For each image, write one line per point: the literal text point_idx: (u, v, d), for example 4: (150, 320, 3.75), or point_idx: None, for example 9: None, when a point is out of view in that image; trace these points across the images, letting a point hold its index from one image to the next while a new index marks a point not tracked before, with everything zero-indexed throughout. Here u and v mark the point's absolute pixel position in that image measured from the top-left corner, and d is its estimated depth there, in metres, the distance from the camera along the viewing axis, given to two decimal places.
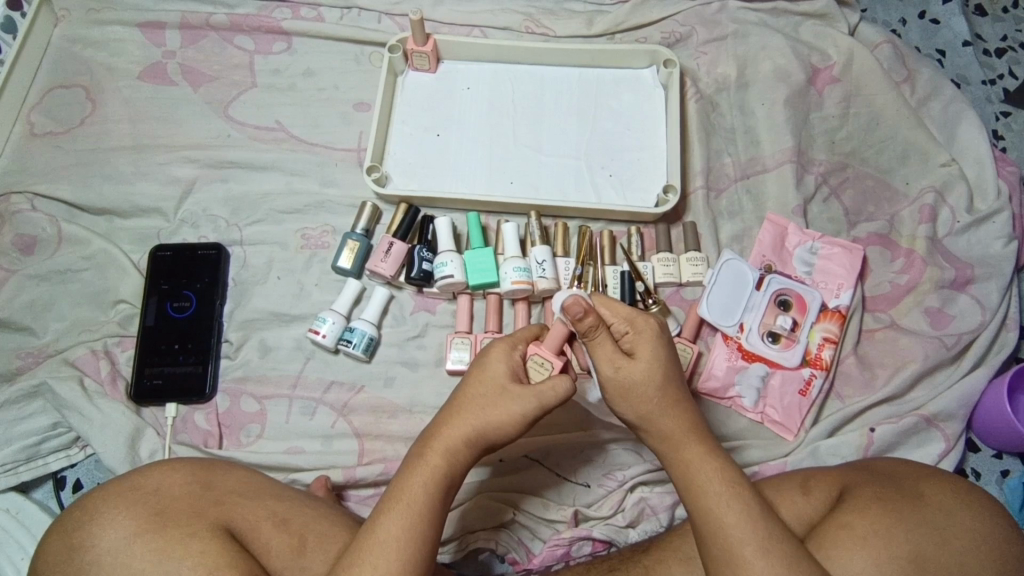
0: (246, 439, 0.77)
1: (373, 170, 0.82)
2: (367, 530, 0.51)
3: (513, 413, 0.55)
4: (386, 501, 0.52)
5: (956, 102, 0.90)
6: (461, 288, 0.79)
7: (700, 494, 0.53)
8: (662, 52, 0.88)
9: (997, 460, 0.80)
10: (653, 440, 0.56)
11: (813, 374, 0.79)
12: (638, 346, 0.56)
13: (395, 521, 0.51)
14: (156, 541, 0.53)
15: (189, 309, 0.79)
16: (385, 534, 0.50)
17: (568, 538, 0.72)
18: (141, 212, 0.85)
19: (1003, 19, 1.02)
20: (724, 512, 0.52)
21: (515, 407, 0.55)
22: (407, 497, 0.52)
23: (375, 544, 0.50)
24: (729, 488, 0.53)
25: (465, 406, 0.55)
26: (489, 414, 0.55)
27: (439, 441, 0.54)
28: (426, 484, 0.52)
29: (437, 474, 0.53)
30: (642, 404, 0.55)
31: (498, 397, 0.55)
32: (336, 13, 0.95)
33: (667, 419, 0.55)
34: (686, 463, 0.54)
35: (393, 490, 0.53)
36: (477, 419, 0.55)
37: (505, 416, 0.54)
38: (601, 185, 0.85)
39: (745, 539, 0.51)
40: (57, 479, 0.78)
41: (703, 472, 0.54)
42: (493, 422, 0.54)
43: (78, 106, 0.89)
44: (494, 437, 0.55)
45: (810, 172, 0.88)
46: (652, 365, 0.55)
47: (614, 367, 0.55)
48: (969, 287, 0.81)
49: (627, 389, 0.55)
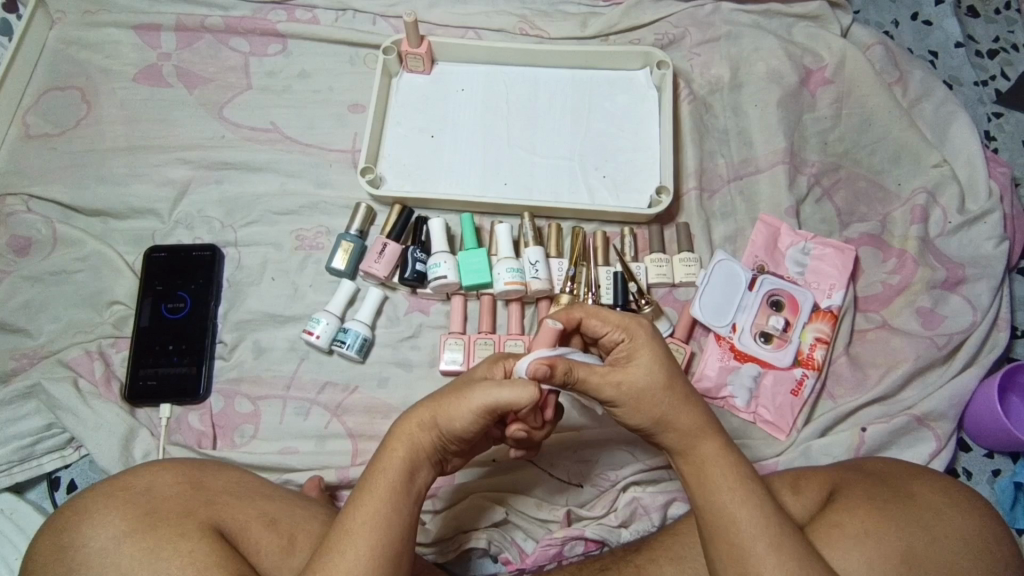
0: (240, 439, 0.77)
1: (367, 172, 0.83)
2: (339, 517, 0.52)
3: (465, 401, 0.53)
4: (356, 490, 0.53)
5: (948, 103, 0.90)
6: (454, 288, 0.79)
7: (712, 492, 0.53)
8: (655, 54, 0.88)
9: (989, 459, 0.80)
10: (668, 440, 0.55)
11: (805, 374, 0.79)
12: (637, 351, 0.55)
13: (361, 508, 0.51)
14: (145, 540, 0.53)
15: (184, 310, 0.80)
16: (351, 521, 0.51)
17: (560, 538, 0.71)
18: (137, 214, 0.85)
19: (995, 21, 1.02)
20: (737, 509, 0.52)
21: (469, 395, 0.53)
22: (373, 483, 0.52)
23: (344, 531, 0.51)
24: (741, 485, 0.53)
25: (428, 397, 0.56)
26: (445, 402, 0.54)
27: (404, 431, 0.54)
28: (387, 472, 0.53)
29: (401, 464, 0.53)
30: (655, 407, 0.54)
31: (457, 389, 0.54)
32: (330, 15, 0.95)
33: (679, 418, 0.54)
34: (699, 460, 0.54)
35: (365, 479, 0.53)
36: (435, 406, 0.54)
37: (454, 405, 0.53)
38: (595, 186, 0.86)
39: (758, 536, 0.51)
40: (52, 480, 0.78)
41: (716, 470, 0.53)
42: (445, 408, 0.54)
43: (73, 108, 0.89)
44: (452, 427, 0.54)
45: (803, 173, 0.88)
46: (654, 369, 0.54)
47: (615, 386, 0.54)
48: (960, 288, 0.81)
49: (635, 397, 0.54)
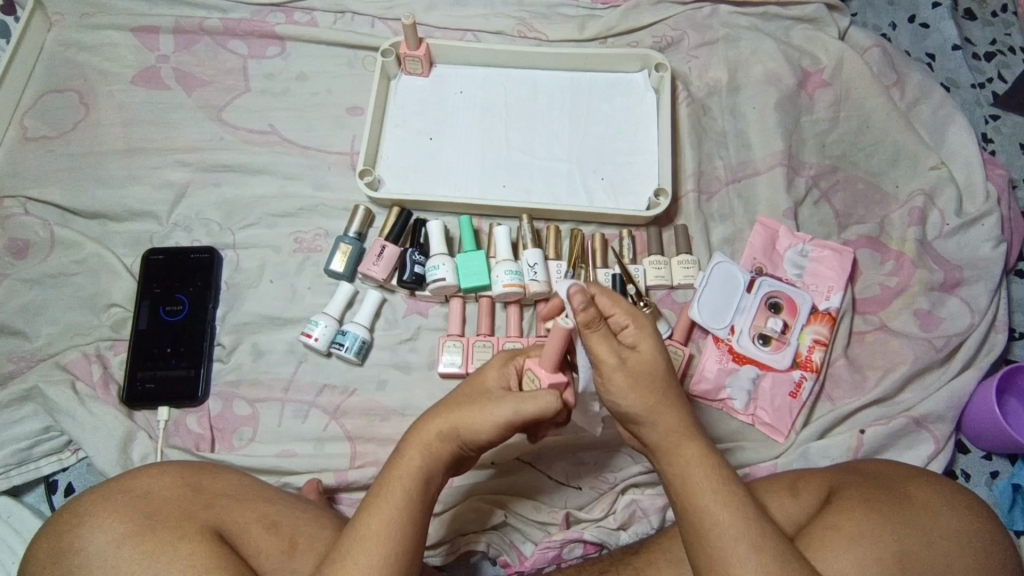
0: (238, 442, 0.77)
1: (366, 174, 0.83)
2: (351, 525, 0.52)
3: (487, 412, 0.53)
4: (368, 497, 0.53)
5: (945, 105, 0.90)
6: (452, 291, 0.79)
7: (695, 493, 0.52)
8: (653, 56, 0.89)
9: (987, 461, 0.80)
10: (653, 437, 0.55)
11: (803, 376, 0.79)
12: (642, 339, 0.55)
13: (376, 517, 0.51)
14: (144, 544, 0.53)
15: (182, 312, 0.80)
16: (364, 530, 0.51)
17: (559, 540, 0.72)
18: (135, 216, 0.85)
19: (992, 23, 1.03)
20: (719, 512, 0.51)
21: (493, 407, 0.53)
22: (387, 491, 0.52)
23: (356, 540, 0.50)
24: (723, 487, 0.53)
25: (443, 405, 0.55)
26: (466, 411, 0.54)
27: (420, 439, 0.54)
28: (400, 481, 0.52)
29: (417, 473, 0.53)
30: (648, 395, 0.54)
31: (476, 397, 0.54)
32: (329, 18, 0.95)
33: (668, 414, 0.54)
34: (682, 461, 0.54)
35: (377, 486, 0.53)
36: (455, 415, 0.54)
37: (475, 415, 0.53)
38: (593, 188, 0.86)
39: (740, 538, 0.51)
40: (49, 483, 0.78)
41: (700, 470, 0.53)
42: (463, 417, 0.54)
43: (71, 110, 0.89)
44: (471, 437, 0.54)
45: (801, 176, 0.88)
46: (657, 356, 0.55)
47: (619, 358, 0.53)
48: (958, 290, 0.82)
49: (634, 376, 0.53)
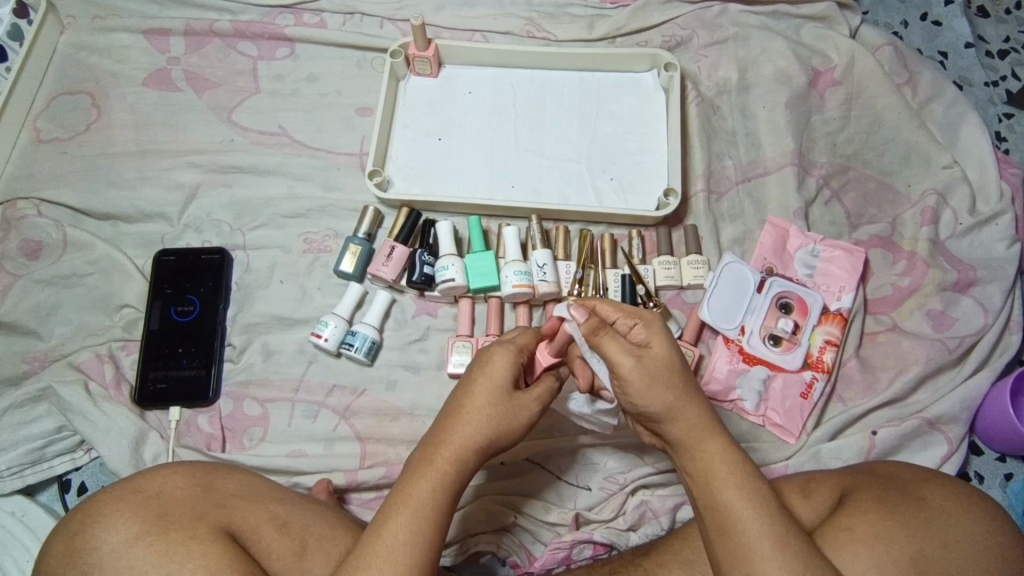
0: (249, 442, 0.77)
1: (373, 175, 0.83)
2: (372, 533, 0.51)
3: (523, 415, 0.57)
4: (389, 504, 0.52)
5: (957, 104, 0.90)
6: (461, 291, 0.80)
7: (719, 489, 0.52)
8: (662, 56, 0.88)
9: (1001, 463, 0.80)
10: (675, 432, 0.55)
11: (814, 377, 0.79)
12: (652, 339, 0.56)
13: (402, 526, 0.51)
14: (158, 543, 0.54)
15: (192, 313, 0.80)
16: (389, 539, 0.50)
17: (569, 541, 0.72)
18: (147, 218, 0.86)
19: (1005, 21, 1.02)
20: (742, 508, 0.51)
21: (526, 408, 0.57)
22: (414, 501, 0.52)
23: (380, 550, 0.50)
24: (747, 483, 0.52)
25: (470, 411, 0.55)
26: (501, 417, 0.56)
27: (448, 448, 0.54)
28: (434, 489, 0.52)
29: (446, 481, 0.53)
30: (667, 392, 0.54)
31: (505, 404, 0.56)
32: (338, 19, 0.96)
33: (689, 411, 0.54)
34: (705, 458, 0.53)
35: (400, 493, 0.52)
36: (487, 421, 0.55)
37: (511, 422, 0.56)
38: (602, 188, 0.85)
39: (763, 535, 0.50)
40: (62, 482, 0.79)
41: (722, 468, 0.53)
42: (502, 426, 0.56)
43: (83, 112, 0.90)
44: (502, 442, 0.56)
45: (812, 175, 0.88)
46: (670, 351, 0.55)
47: (634, 358, 0.54)
48: (971, 290, 0.81)
49: (651, 375, 0.54)
